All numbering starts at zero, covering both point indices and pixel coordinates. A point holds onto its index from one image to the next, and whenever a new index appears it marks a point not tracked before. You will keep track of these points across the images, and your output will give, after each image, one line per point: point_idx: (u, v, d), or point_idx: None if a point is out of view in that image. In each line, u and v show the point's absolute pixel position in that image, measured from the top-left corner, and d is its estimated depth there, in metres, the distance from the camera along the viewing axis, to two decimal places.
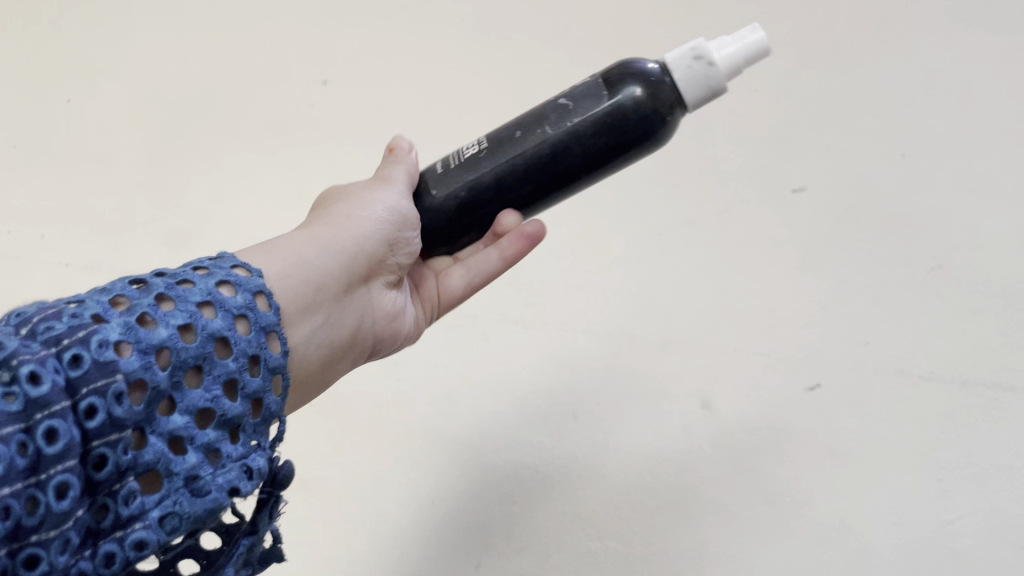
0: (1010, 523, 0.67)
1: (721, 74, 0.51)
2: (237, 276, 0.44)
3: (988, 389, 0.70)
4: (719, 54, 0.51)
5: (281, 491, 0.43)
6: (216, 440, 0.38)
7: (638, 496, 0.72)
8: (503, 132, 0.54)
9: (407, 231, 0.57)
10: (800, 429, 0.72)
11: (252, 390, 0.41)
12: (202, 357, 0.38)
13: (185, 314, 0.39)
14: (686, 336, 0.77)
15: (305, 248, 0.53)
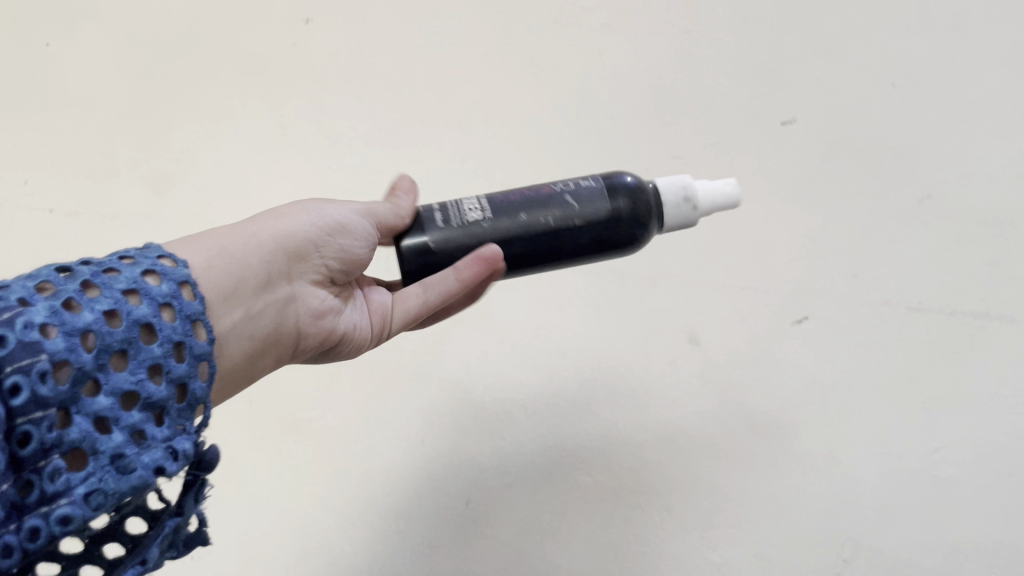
0: (995, 450, 0.67)
1: (697, 203, 0.54)
2: (164, 265, 0.41)
3: (975, 318, 0.70)
4: (697, 189, 0.54)
5: (207, 474, 0.40)
6: (141, 422, 0.36)
7: (625, 430, 0.72)
8: (505, 203, 0.52)
9: (346, 236, 0.54)
10: (788, 362, 0.72)
11: (177, 375, 0.39)
12: (127, 342, 0.36)
13: (110, 300, 0.37)
14: (674, 272, 0.77)
15: (233, 239, 0.49)
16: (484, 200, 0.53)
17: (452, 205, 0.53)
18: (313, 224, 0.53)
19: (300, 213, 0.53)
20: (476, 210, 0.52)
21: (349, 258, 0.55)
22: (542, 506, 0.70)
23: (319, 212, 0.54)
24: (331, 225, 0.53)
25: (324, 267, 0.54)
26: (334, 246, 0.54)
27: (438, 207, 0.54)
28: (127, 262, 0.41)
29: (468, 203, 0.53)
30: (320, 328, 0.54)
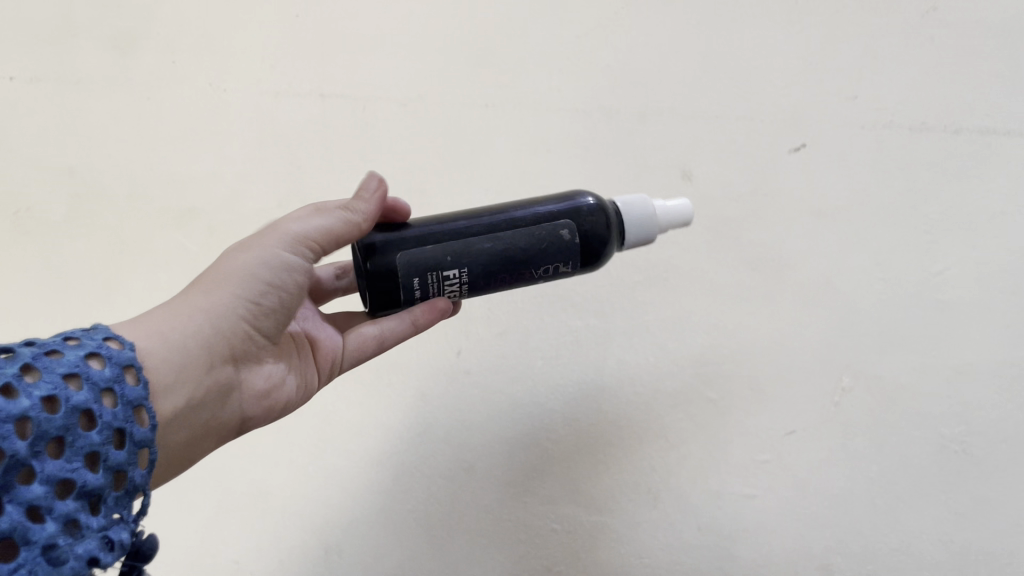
0: (997, 270, 0.65)
1: (658, 226, 0.54)
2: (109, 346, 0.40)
3: (982, 135, 0.67)
4: (659, 211, 0.55)
5: (144, 563, 0.41)
6: (76, 510, 0.35)
7: (617, 270, 0.69)
8: (486, 276, 0.49)
9: (273, 288, 0.49)
10: (786, 193, 0.69)
11: (115, 463, 0.38)
12: (65, 428, 0.35)
13: (50, 385, 0.36)
14: (666, 105, 0.73)
15: (171, 320, 0.46)
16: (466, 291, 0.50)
17: (435, 281, 0.48)
18: (238, 288, 0.48)
19: (221, 280, 0.48)
20: (459, 289, 0.49)
21: (283, 312, 0.50)
22: (535, 352, 0.68)
23: (242, 266, 0.48)
24: (255, 280, 0.48)
25: (260, 333, 0.50)
26: (264, 305, 0.49)
27: (421, 281, 0.48)
28: (69, 342, 0.39)
29: (452, 280, 0.49)
30: (260, 401, 0.52)
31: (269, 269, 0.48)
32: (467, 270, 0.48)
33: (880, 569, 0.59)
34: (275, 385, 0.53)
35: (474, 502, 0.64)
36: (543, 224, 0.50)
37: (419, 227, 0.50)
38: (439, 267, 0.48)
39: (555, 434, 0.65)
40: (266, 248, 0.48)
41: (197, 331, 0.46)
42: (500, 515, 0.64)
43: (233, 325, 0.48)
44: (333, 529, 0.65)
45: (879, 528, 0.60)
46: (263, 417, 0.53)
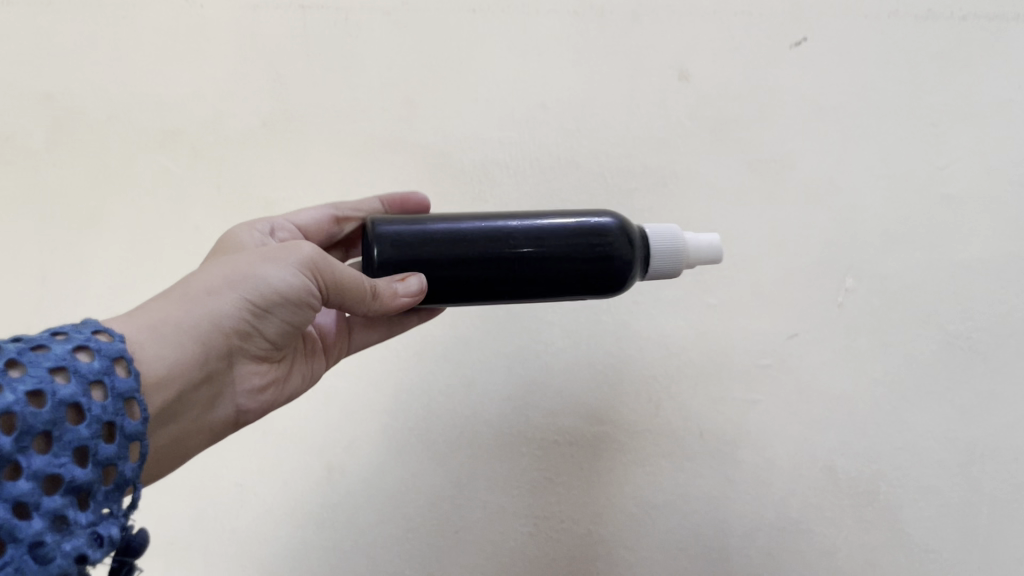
0: (1004, 162, 0.63)
1: (684, 261, 0.51)
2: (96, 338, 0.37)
3: (991, 22, 0.65)
4: (688, 245, 0.51)
5: (135, 559, 0.38)
6: (64, 506, 0.32)
7: (613, 178, 0.67)
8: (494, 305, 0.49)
9: (286, 307, 0.45)
10: (787, 92, 0.66)
11: (105, 457, 0.35)
12: (51, 423, 0.32)
13: (33, 378, 0.32)
14: (661, 4, 0.69)
15: (166, 317, 0.42)
16: None
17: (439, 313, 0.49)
18: (248, 296, 0.44)
19: (231, 280, 0.44)
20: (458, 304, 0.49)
21: (293, 327, 0.47)
22: None
23: (255, 275, 0.44)
24: (267, 296, 0.44)
25: (262, 338, 0.47)
26: (272, 319, 0.46)
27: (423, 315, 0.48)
28: (54, 336, 0.36)
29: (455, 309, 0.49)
30: (250, 397, 0.51)
31: (288, 290, 0.44)
32: None
33: (883, 468, 0.59)
34: (266, 380, 0.52)
35: (475, 416, 0.64)
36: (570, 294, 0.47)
37: (443, 265, 0.45)
38: None
39: (553, 347, 0.65)
40: (288, 264, 0.44)
41: (195, 332, 0.43)
42: (502, 430, 0.63)
43: (233, 329, 0.45)
44: (334, 447, 0.64)
45: (883, 428, 0.59)
46: (253, 412, 0.52)
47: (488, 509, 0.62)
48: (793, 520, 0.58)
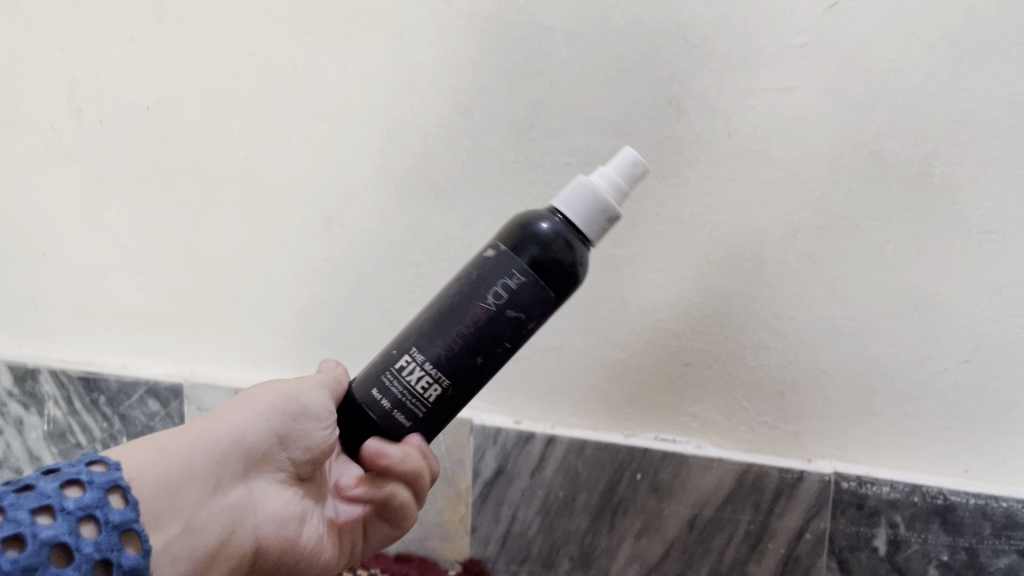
0: None
1: (614, 201, 0.47)
2: (89, 471, 0.37)
3: None
4: (602, 185, 0.46)
5: None
6: None
7: None
8: (451, 355, 0.44)
9: (311, 420, 0.48)
10: None
11: None
12: (33, 567, 0.32)
13: (12, 525, 0.33)
14: None
15: (179, 437, 0.43)
16: (430, 363, 0.44)
17: (399, 383, 0.45)
18: (277, 409, 0.47)
19: (240, 401, 0.47)
20: (434, 382, 0.44)
21: (317, 453, 0.48)
22: None
23: (288, 389, 0.48)
24: (292, 409, 0.47)
25: (285, 458, 0.48)
26: (297, 433, 0.47)
27: (380, 390, 0.45)
28: (49, 477, 0.37)
29: (413, 369, 0.44)
30: (267, 529, 0.47)
31: (314, 406, 0.48)
32: (412, 347, 0.45)
33: (940, 147, 0.50)
34: (290, 524, 0.48)
35: (476, 150, 0.60)
36: (486, 277, 0.44)
37: (417, 332, 0.45)
38: (394, 365, 0.45)
39: (556, 57, 0.56)
40: (314, 386, 0.49)
41: (209, 449, 0.44)
42: (510, 160, 0.59)
43: (248, 449, 0.46)
44: (332, 199, 0.65)
45: (927, 125, 0.50)
46: (276, 549, 0.48)
47: None
48: (836, 216, 0.52)
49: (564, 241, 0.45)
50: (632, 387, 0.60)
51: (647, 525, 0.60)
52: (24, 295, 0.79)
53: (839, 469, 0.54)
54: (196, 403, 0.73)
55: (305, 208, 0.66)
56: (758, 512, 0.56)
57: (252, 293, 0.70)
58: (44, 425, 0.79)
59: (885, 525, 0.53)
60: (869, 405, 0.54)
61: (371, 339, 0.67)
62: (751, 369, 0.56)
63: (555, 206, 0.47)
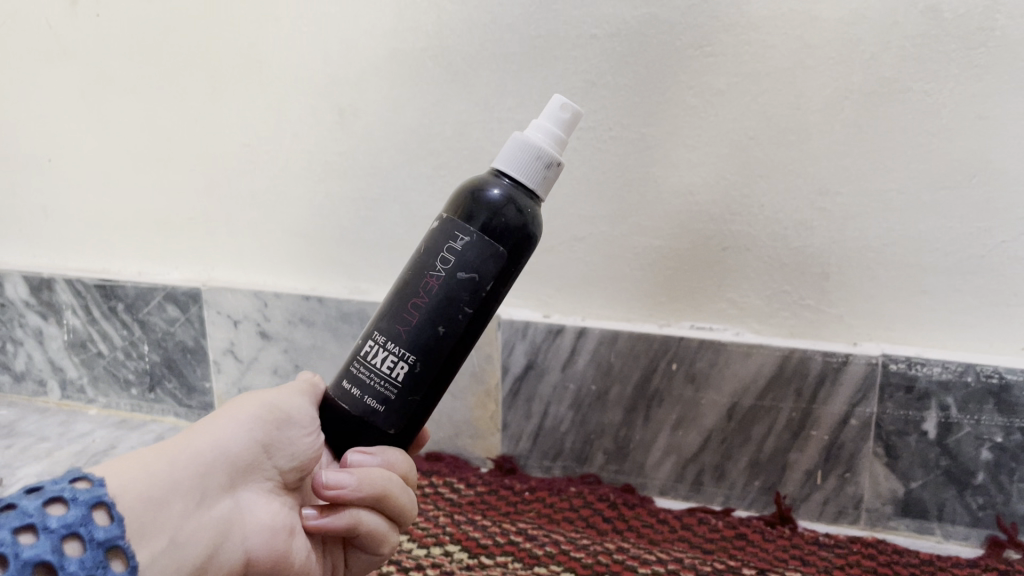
0: None
1: (552, 151, 0.41)
2: (72, 482, 0.32)
3: None
4: (547, 136, 0.41)
5: None
6: None
7: None
8: (410, 329, 0.38)
9: (297, 426, 0.40)
10: None
11: None
12: None
13: None
14: None
15: (155, 447, 0.36)
16: (393, 342, 0.39)
17: (365, 371, 0.39)
18: (263, 417, 0.39)
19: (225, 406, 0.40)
20: (404, 359, 0.38)
21: (308, 461, 0.40)
22: None
23: (273, 394, 0.40)
24: (276, 416, 0.39)
25: (274, 470, 0.40)
26: (283, 442, 0.39)
27: (349, 383, 0.40)
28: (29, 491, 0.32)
29: (377, 351, 0.39)
30: (252, 545, 0.38)
31: (296, 413, 0.40)
32: (374, 332, 0.40)
33: None
34: (281, 536, 0.40)
35: (495, 26, 0.56)
36: (432, 248, 0.39)
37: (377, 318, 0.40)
38: (359, 354, 0.40)
39: None
40: (296, 393, 0.41)
41: (192, 456, 0.36)
42: (531, 35, 0.55)
43: (236, 455, 0.38)
44: (344, 88, 0.62)
45: None
46: (266, 564, 0.39)
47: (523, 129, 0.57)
48: (886, 80, 0.48)
49: (512, 196, 0.40)
50: (666, 275, 0.57)
51: (684, 416, 0.58)
52: (34, 202, 0.77)
53: (888, 351, 0.52)
54: (216, 306, 0.71)
55: (316, 98, 0.63)
56: (800, 398, 0.54)
57: (265, 191, 0.67)
58: (65, 334, 0.77)
59: (936, 407, 0.51)
60: (918, 283, 0.51)
61: (389, 237, 0.64)
62: (792, 251, 0.53)
63: (494, 168, 0.41)
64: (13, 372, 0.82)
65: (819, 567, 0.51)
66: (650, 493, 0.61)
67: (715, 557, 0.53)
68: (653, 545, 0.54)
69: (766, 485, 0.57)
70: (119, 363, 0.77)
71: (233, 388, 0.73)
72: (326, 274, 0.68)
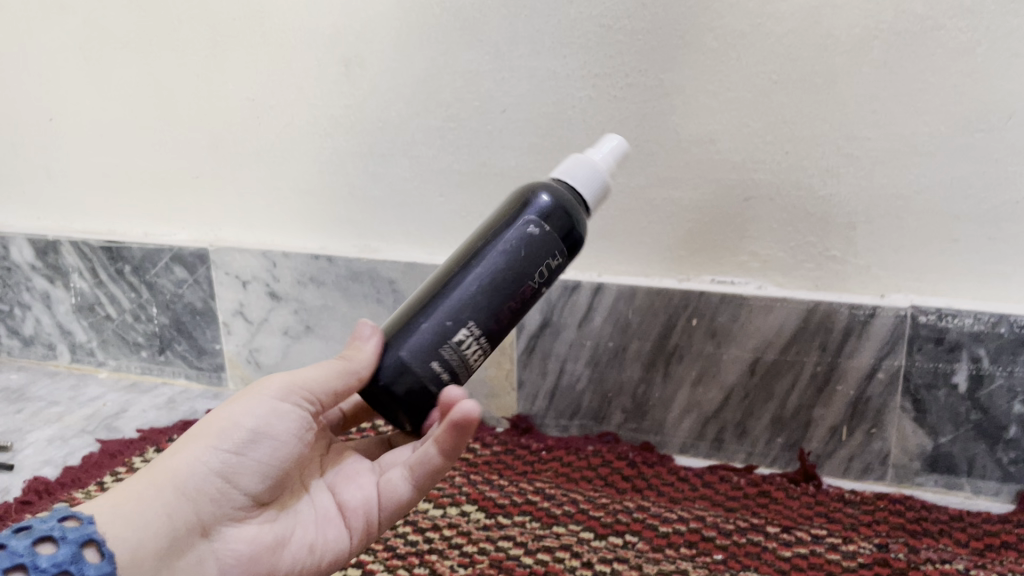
0: None
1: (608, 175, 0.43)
2: (62, 522, 0.32)
3: None
4: (602, 166, 0.43)
5: None
6: None
7: None
8: (500, 327, 0.38)
9: (268, 440, 0.37)
10: None
11: None
12: None
13: None
14: None
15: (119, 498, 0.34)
16: (487, 338, 0.38)
17: (459, 359, 0.37)
18: (224, 439, 0.36)
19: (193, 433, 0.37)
20: (483, 353, 0.39)
21: (273, 471, 0.37)
22: None
23: (243, 408, 0.37)
24: (236, 435, 0.36)
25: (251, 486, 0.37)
26: (247, 462, 0.36)
27: (434, 367, 0.37)
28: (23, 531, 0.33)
29: (471, 342, 0.38)
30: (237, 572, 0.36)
31: (260, 426, 0.37)
32: (471, 321, 0.37)
33: None
34: (268, 555, 0.37)
35: None
36: (537, 251, 0.38)
37: (461, 305, 0.37)
38: (450, 338, 0.37)
39: None
40: (260, 399, 0.37)
41: (156, 499, 0.34)
42: None
43: (206, 486, 0.35)
44: (350, 39, 0.60)
45: None
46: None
47: (536, 77, 0.55)
48: (919, 18, 0.46)
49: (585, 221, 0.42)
50: (687, 228, 0.55)
51: (705, 373, 0.56)
52: (36, 163, 0.75)
53: (917, 303, 0.50)
54: (224, 267, 0.70)
55: (322, 50, 0.61)
56: (825, 352, 0.53)
57: (272, 148, 0.65)
58: (72, 297, 0.76)
59: (967, 359, 0.50)
60: (950, 231, 0.50)
61: (400, 193, 0.63)
62: (817, 200, 0.51)
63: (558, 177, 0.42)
64: (21, 336, 0.81)
65: (845, 524, 0.50)
66: (670, 451, 0.59)
67: (737, 515, 0.52)
68: (673, 504, 0.53)
69: (789, 441, 0.56)
70: (128, 326, 0.76)
71: (244, 350, 0.72)
72: (336, 232, 0.66)
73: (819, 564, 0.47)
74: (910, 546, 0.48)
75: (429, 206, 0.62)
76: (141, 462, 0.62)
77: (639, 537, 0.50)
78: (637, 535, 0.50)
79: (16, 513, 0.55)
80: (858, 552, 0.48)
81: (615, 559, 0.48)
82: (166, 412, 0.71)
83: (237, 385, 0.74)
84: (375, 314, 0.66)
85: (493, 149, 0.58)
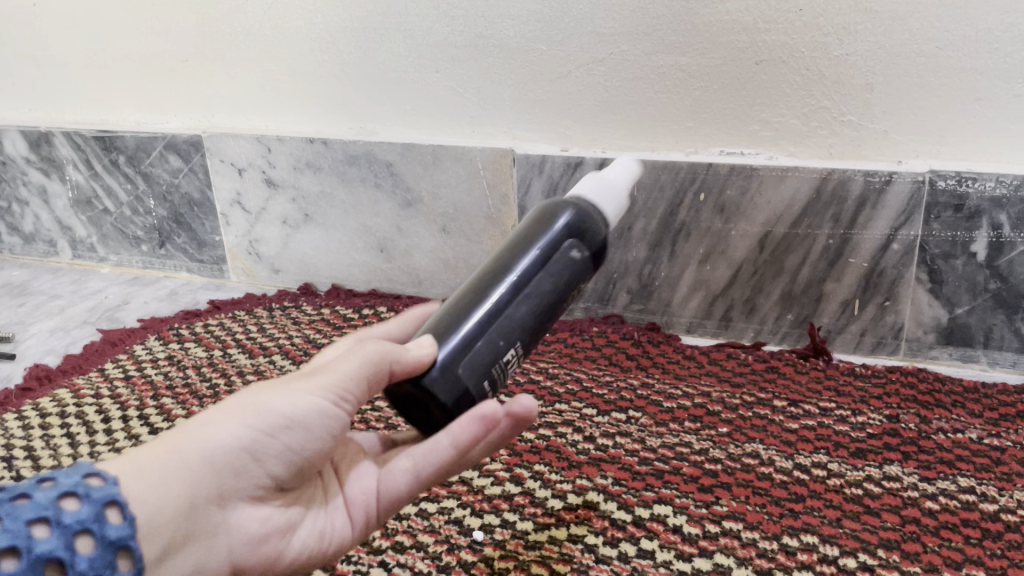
0: None
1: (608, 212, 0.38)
2: (86, 475, 0.26)
3: None
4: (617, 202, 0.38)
5: None
6: None
7: None
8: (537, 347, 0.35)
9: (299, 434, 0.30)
10: None
11: None
12: None
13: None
14: None
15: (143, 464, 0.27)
16: (523, 348, 0.34)
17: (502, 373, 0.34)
18: (260, 421, 0.29)
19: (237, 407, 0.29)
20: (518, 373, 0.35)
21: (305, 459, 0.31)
22: None
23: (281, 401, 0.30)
24: (273, 421, 0.29)
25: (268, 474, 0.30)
26: (276, 450, 0.30)
27: (481, 382, 0.33)
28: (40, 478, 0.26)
29: (513, 362, 0.34)
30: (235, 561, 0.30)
31: (299, 416, 0.30)
32: (519, 340, 0.34)
33: None
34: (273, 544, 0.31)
35: None
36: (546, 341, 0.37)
37: (502, 329, 0.34)
38: (496, 357, 0.33)
39: None
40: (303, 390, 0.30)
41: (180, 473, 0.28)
42: None
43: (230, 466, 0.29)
44: None
45: None
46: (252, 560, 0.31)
47: None
48: None
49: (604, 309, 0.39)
50: (693, 96, 0.52)
51: (713, 250, 0.54)
52: (23, 51, 0.73)
53: (935, 168, 0.48)
54: (219, 155, 0.68)
55: None
56: (838, 224, 0.51)
57: (261, 27, 0.62)
58: (69, 190, 0.75)
59: (987, 227, 0.48)
60: (973, 89, 0.47)
61: (395, 69, 0.60)
62: (832, 61, 0.48)
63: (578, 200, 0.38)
64: (22, 233, 0.80)
65: (855, 397, 0.49)
66: (677, 330, 0.58)
67: (744, 390, 0.50)
68: (679, 380, 0.52)
69: (799, 318, 0.54)
70: (127, 220, 0.74)
71: (244, 241, 0.71)
72: (331, 115, 0.64)
73: (826, 435, 0.46)
74: (921, 417, 0.47)
75: (426, 84, 0.59)
76: (142, 350, 0.62)
77: (642, 412, 0.49)
78: (640, 411, 0.49)
79: (16, 399, 0.55)
80: (867, 424, 0.47)
81: (618, 433, 0.47)
82: (168, 303, 0.70)
83: (240, 277, 0.73)
84: (374, 200, 0.64)
85: (489, 19, 0.55)
